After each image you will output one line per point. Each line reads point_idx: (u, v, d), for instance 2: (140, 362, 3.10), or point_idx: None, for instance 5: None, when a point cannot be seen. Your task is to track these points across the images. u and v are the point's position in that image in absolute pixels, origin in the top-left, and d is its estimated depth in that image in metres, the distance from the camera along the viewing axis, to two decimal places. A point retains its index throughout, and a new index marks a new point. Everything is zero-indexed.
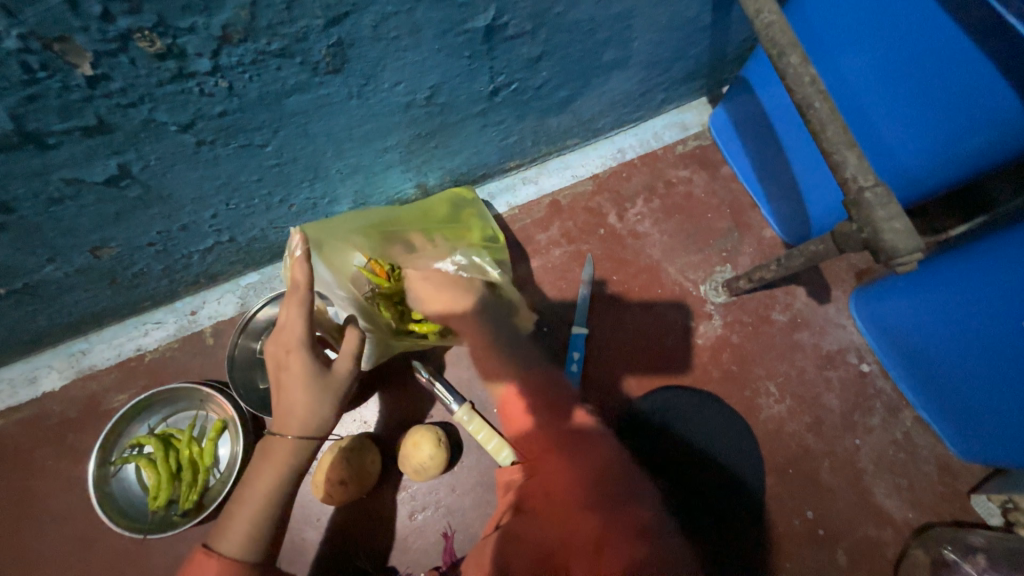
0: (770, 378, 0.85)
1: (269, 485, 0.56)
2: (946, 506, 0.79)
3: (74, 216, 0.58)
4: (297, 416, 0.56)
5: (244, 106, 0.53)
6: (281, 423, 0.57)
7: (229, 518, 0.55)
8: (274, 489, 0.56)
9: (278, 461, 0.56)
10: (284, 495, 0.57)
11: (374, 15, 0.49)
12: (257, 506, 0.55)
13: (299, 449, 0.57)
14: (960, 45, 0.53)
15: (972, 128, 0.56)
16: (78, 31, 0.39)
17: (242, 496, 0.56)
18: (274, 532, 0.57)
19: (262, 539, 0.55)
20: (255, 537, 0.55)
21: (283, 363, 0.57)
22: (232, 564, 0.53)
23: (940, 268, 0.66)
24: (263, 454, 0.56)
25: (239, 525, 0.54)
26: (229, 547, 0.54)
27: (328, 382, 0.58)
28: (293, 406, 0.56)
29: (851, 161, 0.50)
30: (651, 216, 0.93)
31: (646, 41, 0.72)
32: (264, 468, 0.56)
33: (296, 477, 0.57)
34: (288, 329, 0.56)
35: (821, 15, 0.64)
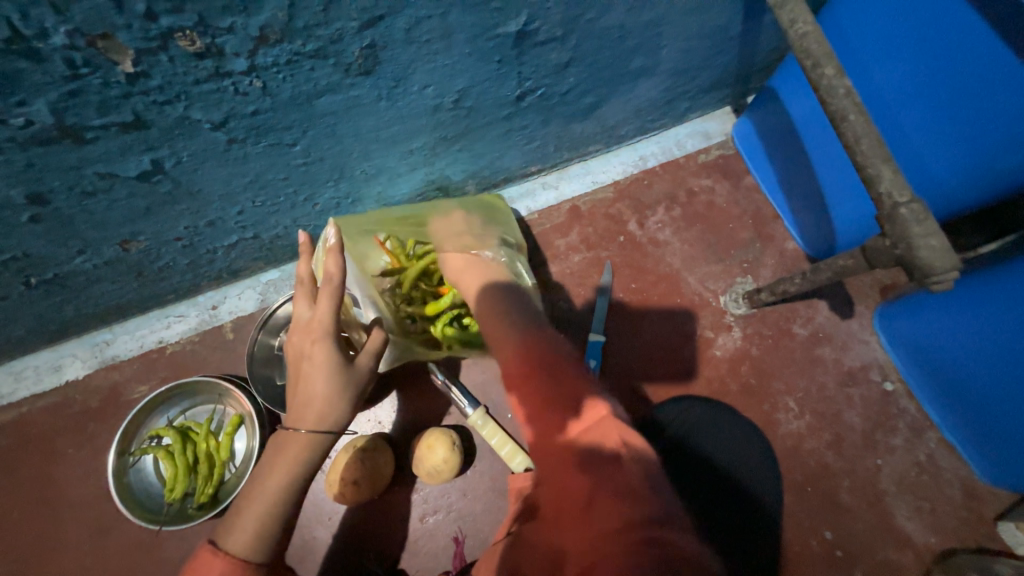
0: (789, 393, 0.83)
1: (280, 483, 0.55)
2: (970, 531, 0.76)
3: (106, 209, 0.59)
4: (314, 410, 0.56)
5: (276, 106, 0.53)
6: (299, 416, 0.56)
7: (237, 515, 0.54)
8: (283, 487, 0.55)
9: (293, 456, 0.56)
10: (295, 494, 0.56)
11: (408, 19, 0.49)
12: (267, 504, 0.54)
13: (314, 443, 0.56)
14: (1005, 64, 0.51)
15: (1012, 148, 0.54)
16: (121, 29, 0.40)
17: (251, 494, 0.54)
18: (281, 534, 0.55)
19: (270, 540, 0.54)
20: (264, 539, 0.53)
21: (307, 353, 0.57)
22: (240, 565, 0.51)
23: (973, 286, 0.63)
24: (274, 450, 0.56)
25: (247, 524, 0.53)
26: (236, 545, 0.52)
27: (350, 377, 0.58)
28: (313, 399, 0.56)
29: (886, 176, 0.49)
30: (672, 225, 0.92)
31: (675, 49, 0.71)
32: (278, 463, 0.55)
33: (307, 478, 0.57)
34: (317, 320, 0.57)
35: (857, 27, 0.63)
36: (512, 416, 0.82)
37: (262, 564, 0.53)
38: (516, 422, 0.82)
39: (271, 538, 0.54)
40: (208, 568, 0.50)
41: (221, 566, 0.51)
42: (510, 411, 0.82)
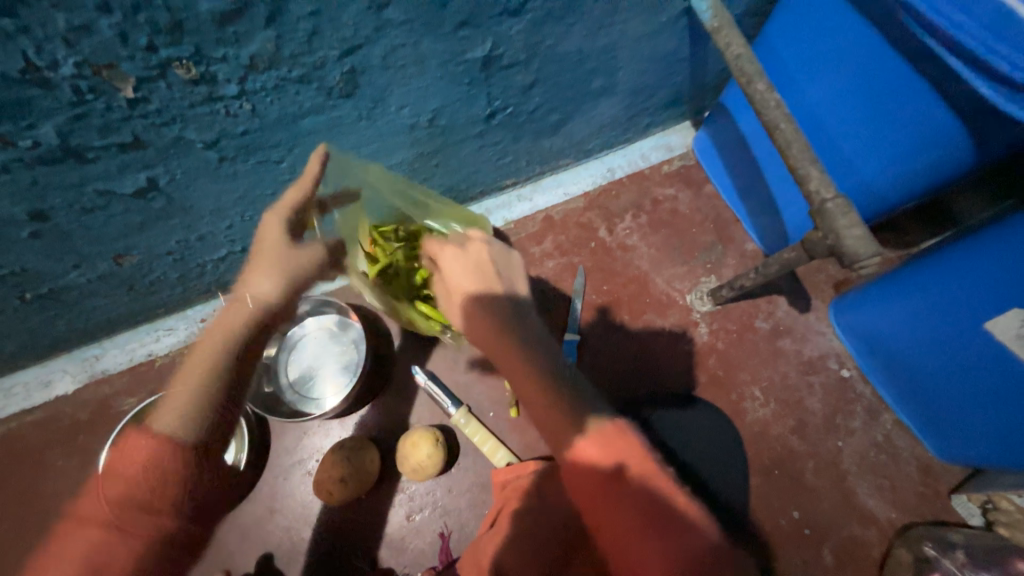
0: (755, 384, 0.88)
1: (218, 336, 0.51)
2: (927, 506, 0.81)
3: (102, 225, 0.63)
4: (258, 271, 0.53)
5: (264, 126, 0.58)
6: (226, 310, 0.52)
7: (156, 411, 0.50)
8: (201, 364, 0.50)
9: (224, 344, 0.50)
10: (207, 382, 0.49)
11: (384, 47, 0.55)
12: (180, 388, 0.49)
13: (254, 312, 0.51)
14: (907, 79, 0.59)
15: (922, 150, 0.62)
16: (124, 59, 0.45)
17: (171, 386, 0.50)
18: (169, 468, 0.47)
19: (202, 415, 0.49)
20: (182, 421, 0.48)
21: (257, 245, 0.55)
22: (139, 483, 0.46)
23: (953, 254, 0.64)
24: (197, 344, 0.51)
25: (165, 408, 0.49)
26: (163, 422, 0.48)
27: (303, 255, 0.55)
28: (260, 262, 0.53)
29: (813, 175, 0.55)
30: (639, 230, 0.98)
31: (630, 71, 0.79)
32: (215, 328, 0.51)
33: (209, 391, 0.49)
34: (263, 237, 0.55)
35: (786, 49, 0.70)
36: (494, 414, 0.85)
37: (193, 439, 0.48)
38: (498, 420, 0.85)
39: (209, 408, 0.49)
40: (135, 451, 0.48)
41: (150, 450, 0.48)
42: (492, 409, 0.85)
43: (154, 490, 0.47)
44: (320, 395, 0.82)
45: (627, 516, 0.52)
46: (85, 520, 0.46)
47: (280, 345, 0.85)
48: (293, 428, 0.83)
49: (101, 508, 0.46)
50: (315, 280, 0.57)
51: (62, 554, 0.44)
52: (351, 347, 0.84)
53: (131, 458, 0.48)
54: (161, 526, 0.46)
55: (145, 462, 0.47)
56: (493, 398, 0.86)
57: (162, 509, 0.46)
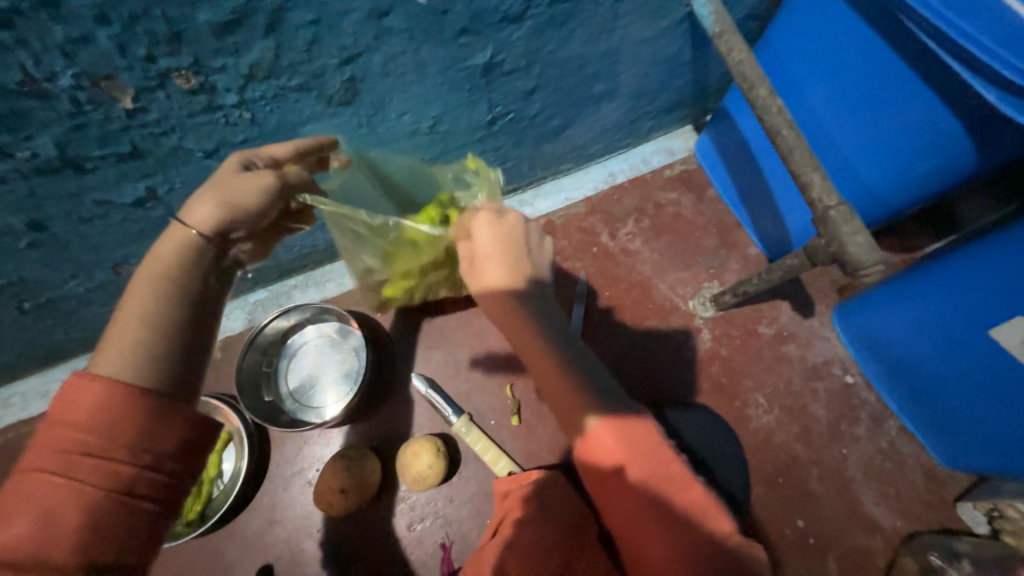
0: (758, 390, 0.88)
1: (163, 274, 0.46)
2: (933, 513, 0.81)
3: (100, 234, 0.63)
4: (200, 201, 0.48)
5: (263, 135, 0.58)
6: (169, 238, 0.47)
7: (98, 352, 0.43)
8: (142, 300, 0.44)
9: (163, 281, 0.45)
10: (158, 318, 0.44)
11: (384, 55, 0.55)
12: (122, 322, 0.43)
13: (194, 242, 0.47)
14: (910, 85, 0.58)
15: (926, 156, 0.61)
16: (123, 70, 0.44)
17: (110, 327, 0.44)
18: (110, 406, 0.40)
19: (152, 358, 0.43)
20: (126, 358, 0.42)
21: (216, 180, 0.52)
22: (88, 423, 0.39)
23: (967, 256, 0.62)
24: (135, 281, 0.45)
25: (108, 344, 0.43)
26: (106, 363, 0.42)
27: (250, 180, 0.48)
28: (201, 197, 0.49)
29: (818, 183, 0.54)
30: (641, 235, 0.98)
31: (631, 75, 0.78)
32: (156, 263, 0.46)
33: (154, 323, 0.43)
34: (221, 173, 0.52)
35: (789, 55, 0.70)
36: (496, 422, 0.84)
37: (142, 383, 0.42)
38: (500, 427, 0.84)
39: (162, 359, 0.43)
40: (82, 396, 0.40)
41: (97, 391, 0.40)
42: (494, 417, 0.85)
43: (113, 438, 0.40)
44: (322, 403, 0.82)
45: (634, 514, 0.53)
46: (37, 474, 0.38)
47: (279, 353, 0.84)
48: (293, 438, 0.83)
49: (48, 462, 0.38)
50: (266, 213, 0.50)
51: (18, 503, 0.37)
52: (351, 355, 0.84)
53: (79, 402, 0.40)
54: (116, 473, 0.40)
55: (98, 409, 0.40)
56: (495, 406, 0.85)
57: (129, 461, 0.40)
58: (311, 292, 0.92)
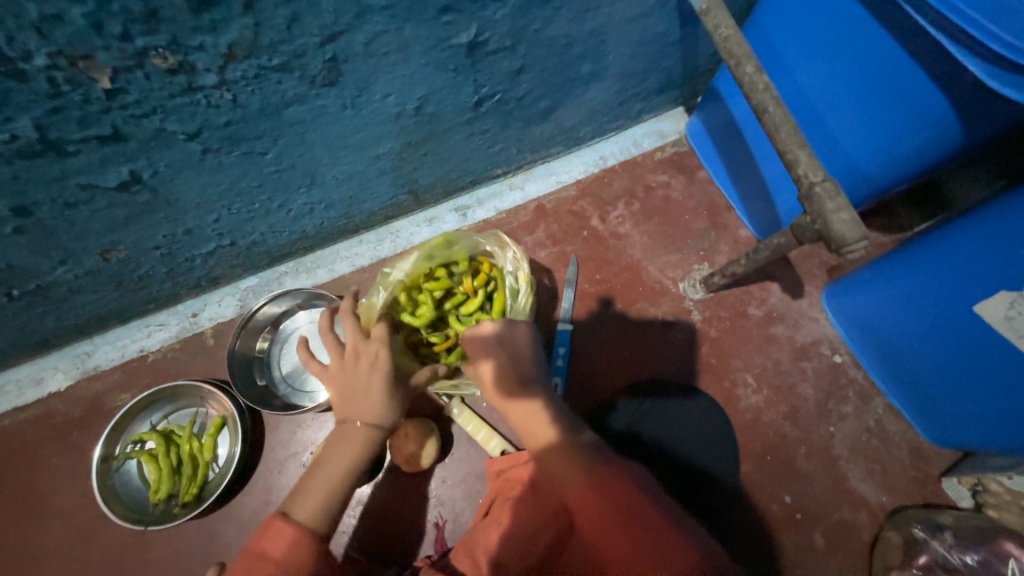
0: (747, 370, 0.89)
1: (346, 466, 0.58)
2: (918, 489, 0.82)
3: (86, 220, 0.63)
4: (375, 404, 0.61)
5: (246, 117, 0.58)
6: (358, 407, 0.60)
7: (306, 494, 0.56)
8: (347, 472, 0.58)
9: (357, 450, 0.59)
10: (351, 479, 0.59)
11: (366, 34, 0.54)
12: (332, 482, 0.57)
13: (372, 437, 0.60)
14: (897, 58, 0.58)
15: (913, 132, 0.61)
16: (99, 50, 0.44)
17: (318, 473, 0.58)
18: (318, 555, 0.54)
19: (332, 514, 0.57)
20: (328, 515, 0.56)
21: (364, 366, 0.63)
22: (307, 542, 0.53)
23: (966, 235, 0.62)
24: (342, 436, 0.59)
25: (313, 501, 0.56)
26: (305, 517, 0.55)
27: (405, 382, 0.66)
28: (374, 395, 0.61)
29: (803, 160, 0.54)
30: (631, 218, 0.98)
31: (620, 54, 0.77)
32: (334, 461, 0.58)
33: (348, 489, 0.59)
34: (370, 369, 0.62)
35: (776, 31, 0.69)
36: (488, 404, 0.86)
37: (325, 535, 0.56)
38: (492, 410, 0.85)
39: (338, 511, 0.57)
40: (282, 537, 0.53)
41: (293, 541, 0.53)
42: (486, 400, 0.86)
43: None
44: (315, 388, 0.83)
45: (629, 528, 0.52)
46: None
47: (271, 339, 0.85)
48: (287, 422, 0.83)
49: None
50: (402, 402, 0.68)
51: None
52: None
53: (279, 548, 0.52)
54: None
55: (294, 552, 0.52)
56: None
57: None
58: (302, 278, 0.92)
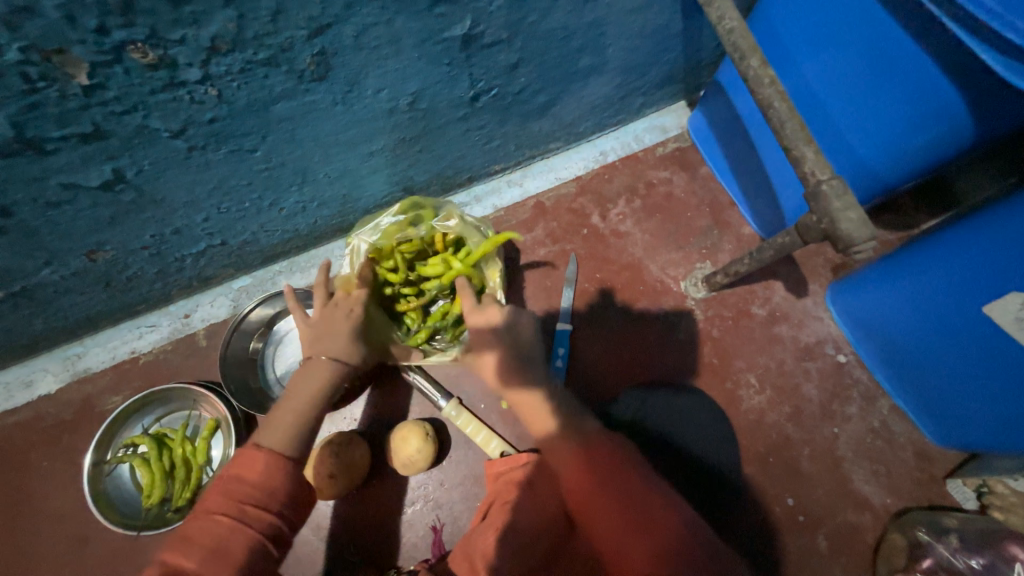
0: (750, 370, 0.87)
1: (314, 394, 0.58)
2: (923, 491, 0.81)
3: (71, 220, 0.61)
4: (344, 341, 0.62)
5: (233, 113, 0.56)
6: (325, 343, 0.61)
7: (273, 417, 0.56)
8: (314, 400, 0.57)
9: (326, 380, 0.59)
10: (319, 408, 0.58)
11: (355, 26, 0.52)
12: (299, 408, 0.56)
13: (342, 372, 0.60)
14: (909, 50, 0.56)
15: (924, 126, 0.59)
16: (74, 43, 0.42)
17: (284, 400, 0.57)
18: (289, 473, 0.52)
19: (304, 440, 0.56)
20: (298, 437, 0.55)
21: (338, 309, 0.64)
22: (278, 461, 0.52)
23: (973, 229, 0.60)
24: (307, 368, 0.59)
25: (282, 423, 0.55)
26: (275, 442, 0.54)
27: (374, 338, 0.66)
28: (346, 333, 0.62)
29: (810, 156, 0.52)
30: (632, 216, 0.96)
31: (620, 47, 0.75)
32: (302, 390, 0.57)
33: (318, 417, 0.58)
34: (344, 313, 0.64)
35: (782, 23, 0.67)
36: (486, 406, 0.84)
37: (298, 461, 0.54)
38: (490, 411, 0.84)
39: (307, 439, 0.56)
40: (252, 459, 0.52)
41: (264, 462, 0.52)
42: (483, 401, 0.85)
43: (273, 494, 0.51)
44: None
45: (619, 505, 0.53)
46: (211, 517, 0.48)
47: (264, 340, 0.83)
48: None
49: (226, 509, 0.49)
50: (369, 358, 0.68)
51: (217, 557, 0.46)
52: None
53: (249, 469, 0.51)
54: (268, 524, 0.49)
55: (269, 474, 0.51)
56: (485, 391, 0.85)
57: (283, 504, 0.51)
58: (296, 278, 0.90)
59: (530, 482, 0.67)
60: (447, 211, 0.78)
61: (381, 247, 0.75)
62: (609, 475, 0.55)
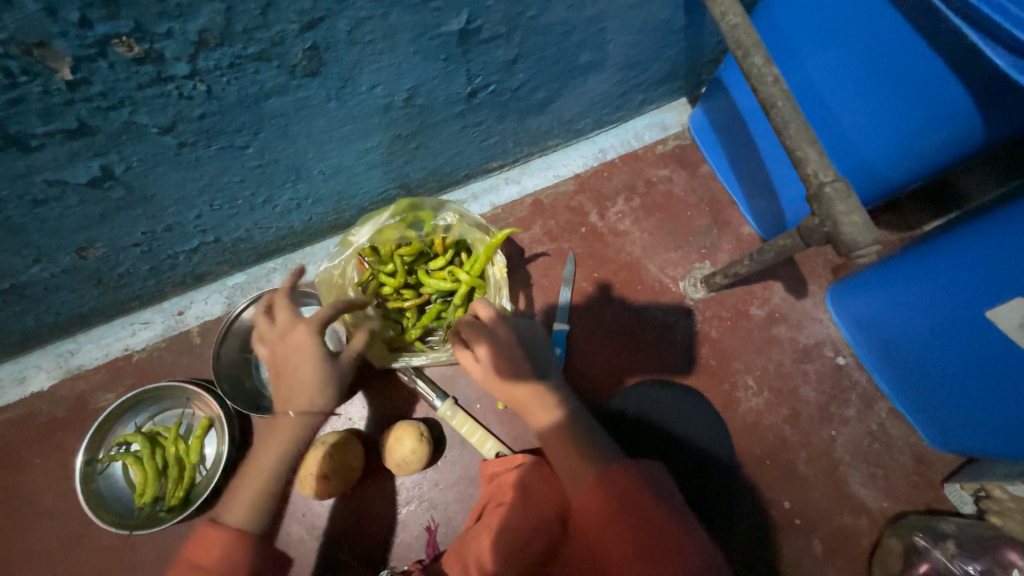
0: (747, 372, 0.87)
1: (276, 460, 0.57)
2: (920, 494, 0.80)
3: (59, 217, 0.60)
4: (302, 393, 0.57)
5: (223, 109, 0.54)
6: (287, 399, 0.57)
7: (236, 490, 0.56)
8: (277, 467, 0.57)
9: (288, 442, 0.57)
10: (284, 473, 0.58)
11: (348, 20, 0.51)
12: (262, 477, 0.56)
13: (304, 426, 0.57)
14: (916, 49, 0.54)
15: (929, 127, 0.58)
16: (56, 36, 0.41)
17: (246, 469, 0.57)
18: (252, 552, 0.52)
19: (264, 512, 0.55)
20: (259, 510, 0.55)
21: (291, 354, 0.58)
22: (239, 540, 0.52)
23: (980, 232, 0.59)
24: (269, 430, 0.57)
25: (242, 498, 0.55)
26: (235, 518, 0.54)
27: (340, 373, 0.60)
28: (304, 384, 0.57)
29: (812, 158, 0.51)
30: (631, 215, 0.95)
31: (621, 43, 0.73)
32: (267, 456, 0.57)
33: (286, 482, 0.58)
34: (296, 356, 0.58)
35: (786, 17, 0.65)
36: (481, 406, 0.84)
37: (262, 533, 0.54)
38: (486, 412, 0.84)
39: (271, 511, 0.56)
40: (211, 542, 0.52)
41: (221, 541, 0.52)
42: (479, 401, 0.84)
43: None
44: None
45: (635, 536, 0.50)
46: None
47: None
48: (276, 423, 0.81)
49: None
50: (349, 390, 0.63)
51: None
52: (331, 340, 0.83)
53: (209, 551, 0.51)
54: None
55: (227, 555, 0.51)
56: (480, 391, 0.84)
57: None
58: (290, 275, 0.89)
59: (525, 482, 0.66)
60: (444, 209, 0.76)
61: (379, 248, 0.75)
62: (631, 503, 0.51)
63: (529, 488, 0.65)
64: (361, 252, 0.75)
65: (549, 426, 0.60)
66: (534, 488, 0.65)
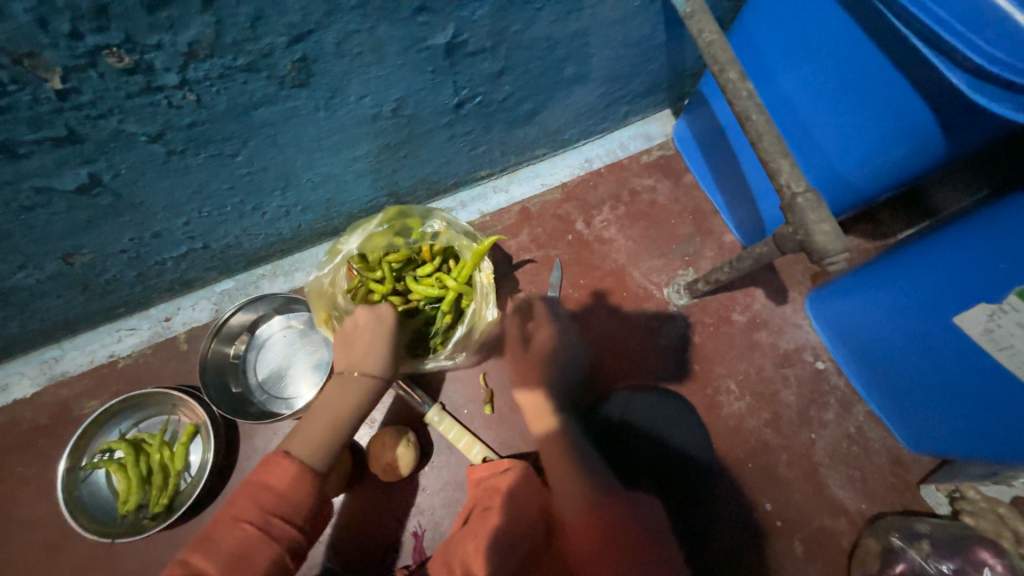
0: (729, 377, 0.88)
1: (347, 407, 0.55)
2: (897, 496, 0.82)
3: (45, 223, 0.60)
4: (377, 357, 0.58)
5: (212, 118, 0.55)
6: (359, 359, 0.57)
7: (303, 427, 0.54)
8: (347, 413, 0.55)
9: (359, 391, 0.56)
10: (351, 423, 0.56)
11: (337, 33, 0.52)
12: (330, 422, 0.54)
13: (371, 386, 0.56)
14: (881, 68, 0.57)
15: (894, 142, 0.61)
16: (46, 47, 0.42)
17: (315, 410, 0.55)
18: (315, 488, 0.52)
19: (330, 453, 0.54)
20: (327, 450, 0.54)
21: (367, 328, 0.61)
22: (307, 475, 0.51)
23: (948, 239, 0.62)
24: (340, 380, 0.56)
25: (312, 436, 0.53)
26: (303, 452, 0.52)
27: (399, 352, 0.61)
28: (377, 349, 0.58)
29: (785, 169, 0.53)
30: (617, 223, 0.97)
31: (604, 57, 0.76)
32: (337, 400, 0.55)
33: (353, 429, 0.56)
34: (373, 329, 0.61)
35: (761, 35, 0.68)
36: (469, 411, 0.85)
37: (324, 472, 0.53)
38: (473, 417, 0.85)
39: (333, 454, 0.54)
40: (279, 471, 0.51)
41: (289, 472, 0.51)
42: (467, 406, 0.86)
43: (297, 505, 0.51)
44: (293, 394, 0.81)
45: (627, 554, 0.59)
46: (235, 524, 0.48)
47: (247, 343, 0.83)
48: (262, 429, 0.81)
49: (248, 517, 0.48)
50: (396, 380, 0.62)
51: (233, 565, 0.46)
52: (320, 346, 0.84)
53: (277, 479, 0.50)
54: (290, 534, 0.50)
55: (294, 487, 0.50)
56: (468, 396, 0.86)
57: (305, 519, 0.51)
58: (279, 281, 0.89)
59: (515, 486, 0.66)
60: (432, 218, 0.79)
61: (366, 256, 0.75)
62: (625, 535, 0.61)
63: (518, 492, 0.65)
64: (349, 260, 0.75)
65: (547, 420, 0.76)
66: (522, 493, 0.65)
